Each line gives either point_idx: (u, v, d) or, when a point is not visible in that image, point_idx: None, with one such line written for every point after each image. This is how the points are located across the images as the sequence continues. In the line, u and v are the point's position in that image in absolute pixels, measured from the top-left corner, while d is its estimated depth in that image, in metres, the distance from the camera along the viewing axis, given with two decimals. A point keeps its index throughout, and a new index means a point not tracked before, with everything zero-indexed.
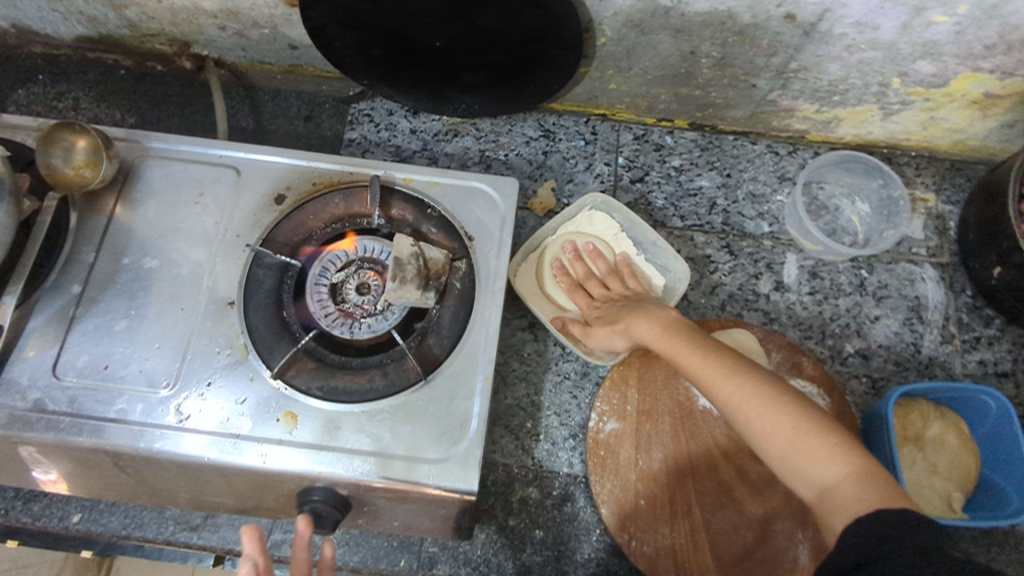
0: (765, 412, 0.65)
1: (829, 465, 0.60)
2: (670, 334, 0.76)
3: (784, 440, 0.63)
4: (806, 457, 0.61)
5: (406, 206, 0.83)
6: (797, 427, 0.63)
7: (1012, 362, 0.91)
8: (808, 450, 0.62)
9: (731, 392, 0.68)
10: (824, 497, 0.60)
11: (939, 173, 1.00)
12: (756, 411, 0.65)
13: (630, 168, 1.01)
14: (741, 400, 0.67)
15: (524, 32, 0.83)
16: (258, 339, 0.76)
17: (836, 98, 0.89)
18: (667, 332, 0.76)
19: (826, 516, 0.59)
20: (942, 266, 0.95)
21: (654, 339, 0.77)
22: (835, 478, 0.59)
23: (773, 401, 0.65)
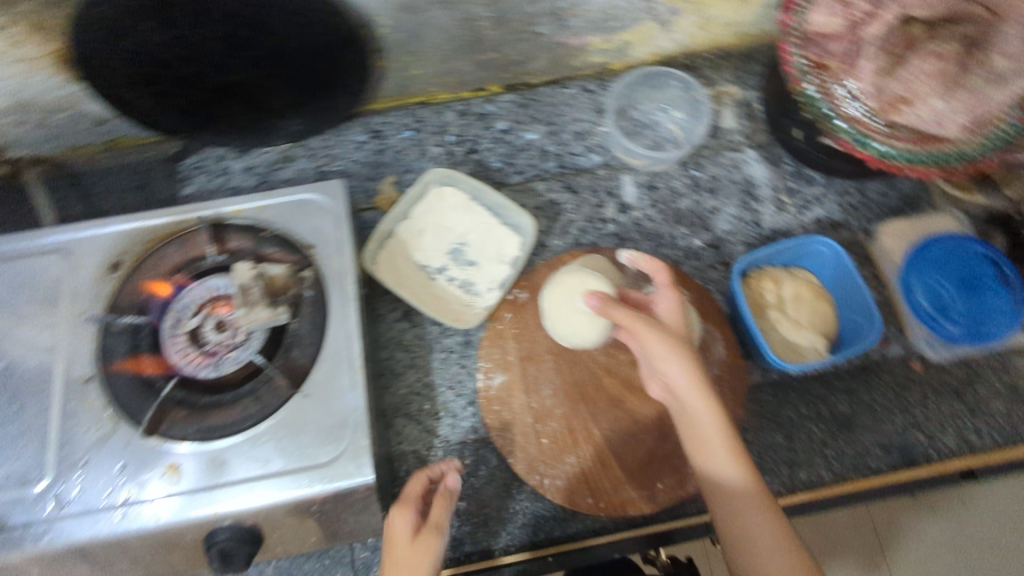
0: (765, 508, 0.67)
1: (763, 525, 0.67)
2: (708, 395, 0.70)
3: (739, 485, 0.68)
4: (747, 507, 0.68)
5: (244, 237, 0.85)
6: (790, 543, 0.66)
7: (841, 212, 0.99)
8: (752, 503, 0.68)
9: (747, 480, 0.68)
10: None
11: (736, 67, 1.08)
12: (722, 452, 0.69)
13: (460, 142, 1.05)
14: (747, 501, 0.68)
15: (312, 36, 0.86)
16: (123, 406, 0.76)
17: (616, 24, 0.97)
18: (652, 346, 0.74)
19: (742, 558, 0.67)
20: (760, 146, 1.03)
21: (689, 414, 0.70)
22: (769, 541, 0.66)
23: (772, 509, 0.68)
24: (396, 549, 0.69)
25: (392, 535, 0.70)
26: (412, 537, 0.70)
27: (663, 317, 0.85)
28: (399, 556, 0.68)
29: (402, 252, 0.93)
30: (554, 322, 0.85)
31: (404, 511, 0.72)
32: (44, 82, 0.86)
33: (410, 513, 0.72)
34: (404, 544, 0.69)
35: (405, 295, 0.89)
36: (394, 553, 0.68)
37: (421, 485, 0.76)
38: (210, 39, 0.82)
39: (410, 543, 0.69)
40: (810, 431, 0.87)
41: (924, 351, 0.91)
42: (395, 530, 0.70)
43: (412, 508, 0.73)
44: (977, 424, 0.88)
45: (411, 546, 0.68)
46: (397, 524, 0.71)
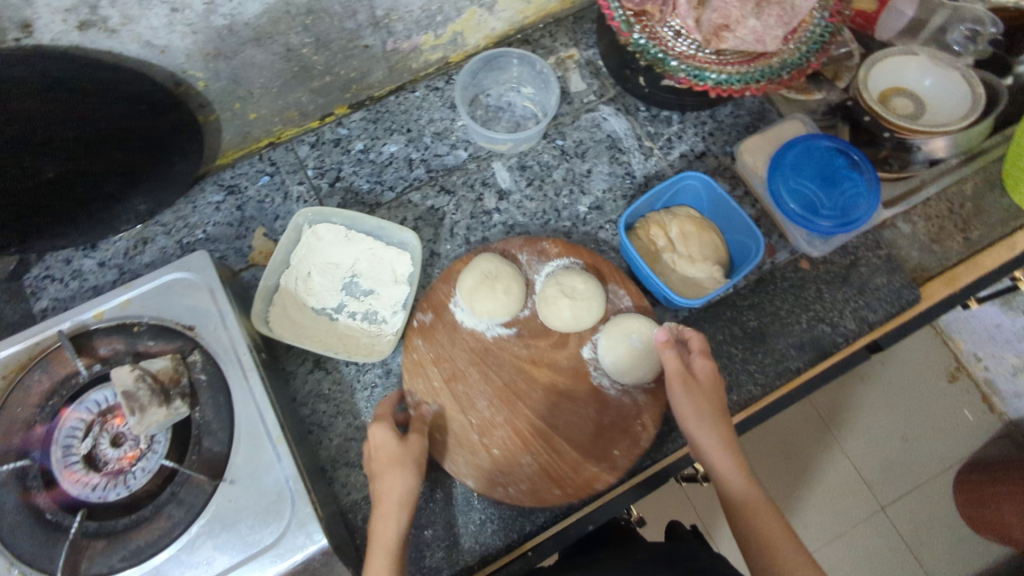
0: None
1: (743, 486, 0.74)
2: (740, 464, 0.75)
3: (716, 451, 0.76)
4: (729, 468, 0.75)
5: (113, 340, 0.78)
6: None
7: (701, 142, 1.03)
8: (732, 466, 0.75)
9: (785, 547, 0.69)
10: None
11: (569, 30, 1.10)
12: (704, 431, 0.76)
13: (322, 174, 1.01)
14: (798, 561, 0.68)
15: (124, 105, 0.80)
16: (31, 560, 0.68)
17: (440, 18, 0.96)
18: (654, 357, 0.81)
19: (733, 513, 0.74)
20: (612, 100, 1.06)
21: (720, 468, 0.75)
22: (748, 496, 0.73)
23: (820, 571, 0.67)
24: (381, 450, 0.77)
25: (376, 441, 0.78)
26: (399, 439, 0.78)
27: (563, 288, 0.85)
28: (393, 451, 0.77)
29: (294, 302, 0.89)
30: (487, 318, 0.86)
31: (387, 420, 0.80)
32: None
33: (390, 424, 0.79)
34: (394, 445, 0.77)
35: (306, 343, 0.86)
36: (384, 455, 0.77)
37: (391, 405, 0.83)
38: (10, 142, 0.74)
39: (401, 444, 0.78)
40: (730, 353, 0.91)
41: (805, 250, 0.97)
42: (381, 436, 0.78)
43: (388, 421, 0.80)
44: (868, 301, 0.95)
45: (402, 446, 0.78)
46: (382, 434, 0.78)
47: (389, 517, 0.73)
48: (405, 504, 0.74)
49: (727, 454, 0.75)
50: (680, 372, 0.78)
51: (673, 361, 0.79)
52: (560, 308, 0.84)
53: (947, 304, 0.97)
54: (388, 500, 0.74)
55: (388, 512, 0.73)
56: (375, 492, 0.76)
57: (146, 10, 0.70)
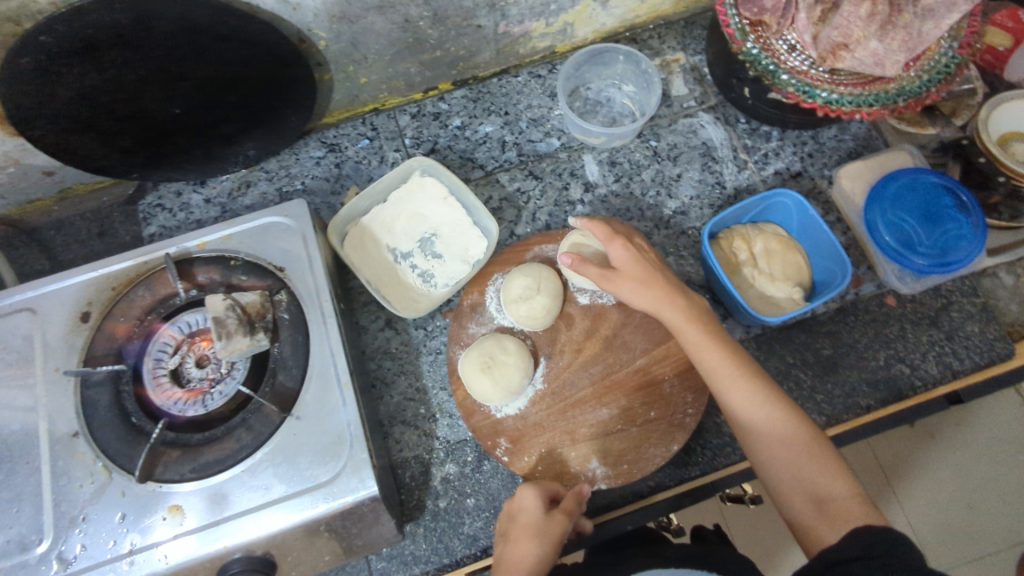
0: (784, 423, 0.69)
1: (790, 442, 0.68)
2: (698, 322, 0.75)
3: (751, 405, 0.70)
4: (767, 426, 0.70)
5: (211, 269, 0.84)
6: (803, 437, 0.68)
7: (799, 162, 1.01)
8: (770, 421, 0.69)
9: (751, 398, 0.71)
10: (808, 487, 0.66)
11: (678, 34, 1.10)
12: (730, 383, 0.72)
13: (418, 144, 1.05)
14: (771, 414, 0.70)
15: (251, 56, 0.85)
16: (114, 456, 0.75)
17: (554, 7, 0.97)
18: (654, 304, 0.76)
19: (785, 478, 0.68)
20: (713, 108, 1.04)
21: (677, 326, 0.75)
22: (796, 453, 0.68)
23: (789, 415, 0.70)
24: (524, 517, 0.73)
25: (521, 510, 0.74)
26: (545, 510, 0.74)
27: (520, 298, 0.84)
28: (533, 521, 0.72)
29: (372, 251, 0.92)
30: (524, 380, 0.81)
31: (537, 486, 0.76)
32: None
33: (538, 490, 0.75)
34: (539, 516, 0.73)
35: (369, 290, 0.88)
36: (523, 524, 0.73)
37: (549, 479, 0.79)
38: (146, 73, 0.81)
39: (545, 517, 0.73)
40: (798, 379, 0.89)
41: (895, 286, 0.93)
42: (524, 503, 0.74)
43: (538, 487, 0.76)
44: (955, 348, 0.91)
45: (545, 519, 0.72)
46: (528, 498, 0.75)
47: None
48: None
49: (680, 312, 0.75)
50: (601, 270, 0.77)
51: (589, 267, 0.77)
52: (535, 310, 0.83)
53: None
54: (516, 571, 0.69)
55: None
56: (503, 555, 0.71)
57: None
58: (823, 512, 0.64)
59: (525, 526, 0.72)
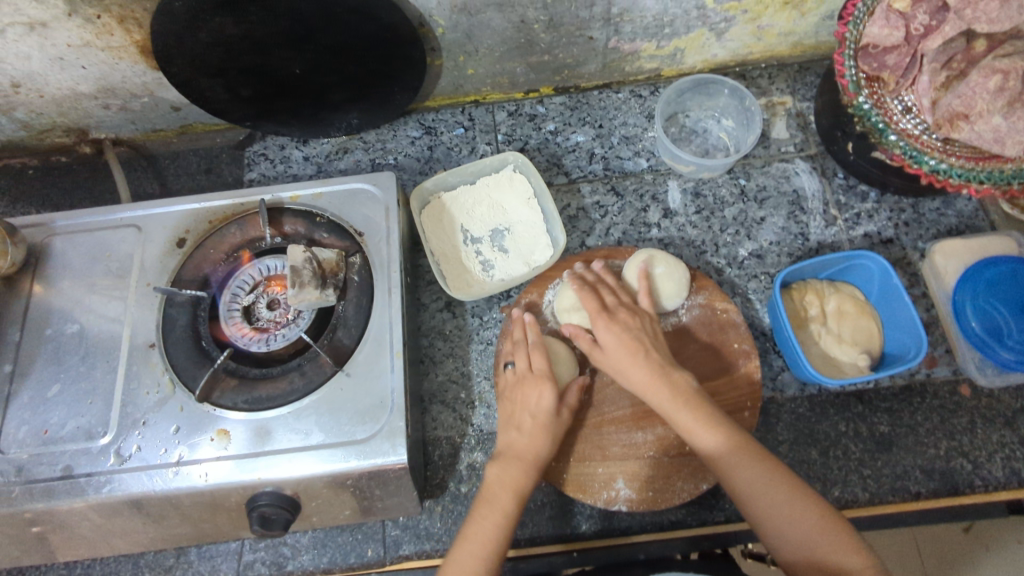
0: (791, 505, 0.67)
1: (801, 523, 0.66)
2: (684, 403, 0.73)
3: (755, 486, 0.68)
4: (777, 509, 0.67)
5: (297, 221, 0.89)
6: (814, 517, 0.66)
7: (893, 228, 0.96)
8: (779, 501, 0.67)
9: (753, 483, 0.68)
10: (824, 571, 0.63)
11: (790, 77, 1.08)
12: (731, 466, 0.70)
13: (510, 142, 1.08)
14: (777, 499, 0.67)
15: (373, 31, 0.90)
16: (181, 373, 0.81)
17: (668, 30, 0.98)
18: (644, 386, 0.75)
19: (803, 563, 0.65)
20: (812, 158, 1.02)
21: (667, 411, 0.74)
22: (808, 534, 0.65)
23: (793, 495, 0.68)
24: (536, 410, 0.76)
25: (534, 406, 0.76)
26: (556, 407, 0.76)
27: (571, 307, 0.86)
28: (548, 418, 0.75)
29: (445, 232, 0.97)
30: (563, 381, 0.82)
31: (548, 382, 0.77)
32: (130, 66, 0.94)
33: (554, 387, 0.76)
34: (552, 413, 0.76)
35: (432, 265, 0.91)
36: (535, 418, 0.75)
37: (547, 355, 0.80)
38: (277, 32, 0.87)
39: (555, 416, 0.76)
40: (847, 448, 0.85)
41: (973, 376, 0.87)
42: (536, 400, 0.76)
43: (550, 381, 0.77)
44: None
45: (555, 419, 0.76)
46: (542, 396, 0.76)
47: (517, 468, 0.73)
48: (537, 467, 0.74)
49: (665, 393, 0.74)
50: (591, 343, 0.81)
51: (582, 339, 0.81)
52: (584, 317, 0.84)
53: None
54: (527, 461, 0.74)
55: (522, 475, 0.73)
56: (508, 441, 0.76)
57: None
58: None
59: (535, 418, 0.76)
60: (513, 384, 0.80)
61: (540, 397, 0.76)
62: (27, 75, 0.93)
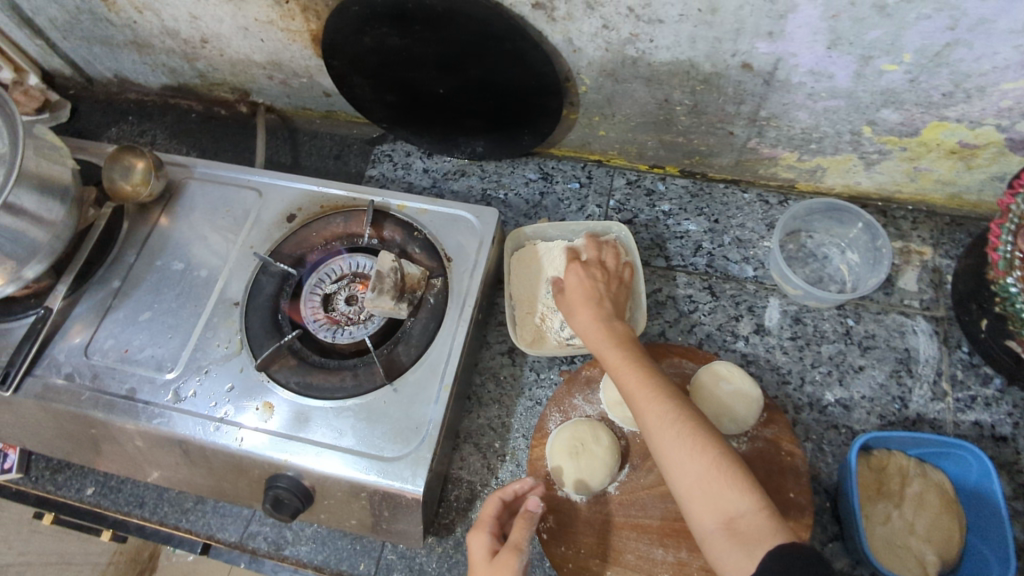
0: (692, 442, 0.69)
1: (700, 458, 0.68)
2: (615, 346, 0.80)
3: (662, 423, 0.71)
4: (680, 447, 0.69)
5: (397, 229, 0.93)
6: (712, 457, 0.68)
7: (1010, 425, 0.85)
8: (684, 443, 0.69)
9: (662, 420, 0.71)
10: (716, 507, 0.65)
11: (936, 227, 0.99)
12: (644, 404, 0.74)
13: (620, 210, 1.07)
14: (679, 435, 0.70)
15: (522, 76, 0.93)
16: (251, 336, 0.85)
17: (813, 146, 0.94)
18: (585, 329, 0.83)
19: (699, 498, 0.66)
20: (937, 320, 0.93)
21: (600, 351, 0.81)
22: (704, 470, 0.67)
23: (698, 434, 0.70)
24: (476, 569, 0.71)
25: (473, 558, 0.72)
26: (491, 554, 0.71)
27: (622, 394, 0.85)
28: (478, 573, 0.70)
29: (531, 280, 0.97)
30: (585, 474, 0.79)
31: (482, 531, 0.74)
32: (301, 49, 1.03)
33: (485, 534, 0.73)
34: (483, 565, 0.70)
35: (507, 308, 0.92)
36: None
37: (493, 503, 0.76)
38: (434, 54, 0.93)
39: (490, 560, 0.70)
40: None
41: None
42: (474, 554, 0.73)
43: (484, 529, 0.74)
44: None
45: (490, 561, 0.70)
46: (475, 545, 0.73)
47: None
48: None
49: (601, 337, 0.81)
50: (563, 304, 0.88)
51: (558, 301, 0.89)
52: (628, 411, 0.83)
53: None
54: None
55: None
56: None
57: (585, 17, 0.82)
58: (734, 534, 0.64)
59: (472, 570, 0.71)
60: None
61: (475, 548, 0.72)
62: (216, 35, 1.04)
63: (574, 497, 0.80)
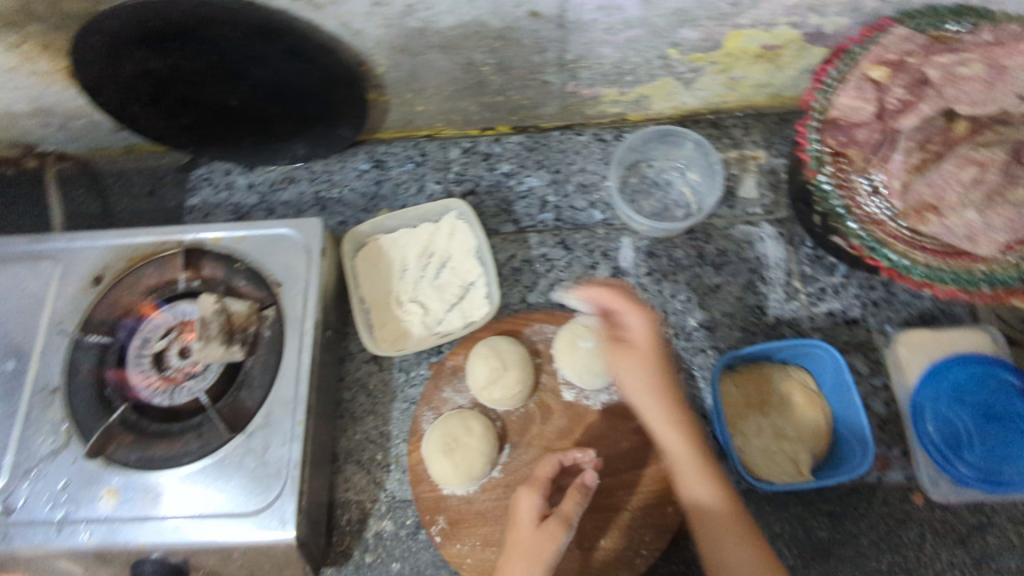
0: (719, 515, 0.67)
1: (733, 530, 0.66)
2: (661, 383, 0.70)
3: (695, 484, 0.68)
4: (707, 517, 0.67)
5: (217, 265, 0.85)
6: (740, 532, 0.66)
7: (859, 307, 0.89)
8: (709, 515, 0.67)
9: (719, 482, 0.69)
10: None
11: (767, 129, 1.00)
12: (672, 443, 0.70)
13: (460, 182, 1.02)
14: (712, 508, 0.67)
15: (312, 74, 0.86)
16: (78, 422, 0.77)
17: (629, 78, 0.91)
18: (631, 377, 0.71)
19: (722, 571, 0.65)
20: (779, 221, 0.94)
21: (629, 389, 0.71)
22: (732, 547, 0.65)
23: (727, 507, 0.67)
24: (519, 529, 0.68)
25: (519, 516, 0.69)
26: (536, 523, 0.68)
27: (484, 371, 0.81)
28: (518, 536, 0.67)
29: (378, 278, 0.92)
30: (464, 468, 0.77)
31: (535, 492, 0.71)
32: (62, 90, 0.90)
33: (540, 499, 0.70)
34: (527, 529, 0.68)
35: (356, 315, 0.87)
36: (518, 533, 0.68)
37: (552, 467, 0.73)
38: (208, 67, 0.83)
39: (535, 528, 0.67)
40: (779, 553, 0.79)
41: (926, 486, 0.81)
42: (522, 513, 0.69)
43: (540, 491, 0.71)
44: None
45: (533, 533, 0.67)
46: (525, 502, 0.70)
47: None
48: None
49: (636, 379, 0.70)
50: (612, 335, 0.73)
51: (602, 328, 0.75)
52: (492, 390, 0.80)
53: None
54: None
55: None
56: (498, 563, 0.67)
57: None
58: None
59: (516, 535, 0.68)
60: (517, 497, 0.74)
61: (527, 513, 0.69)
62: None
63: (462, 492, 0.78)
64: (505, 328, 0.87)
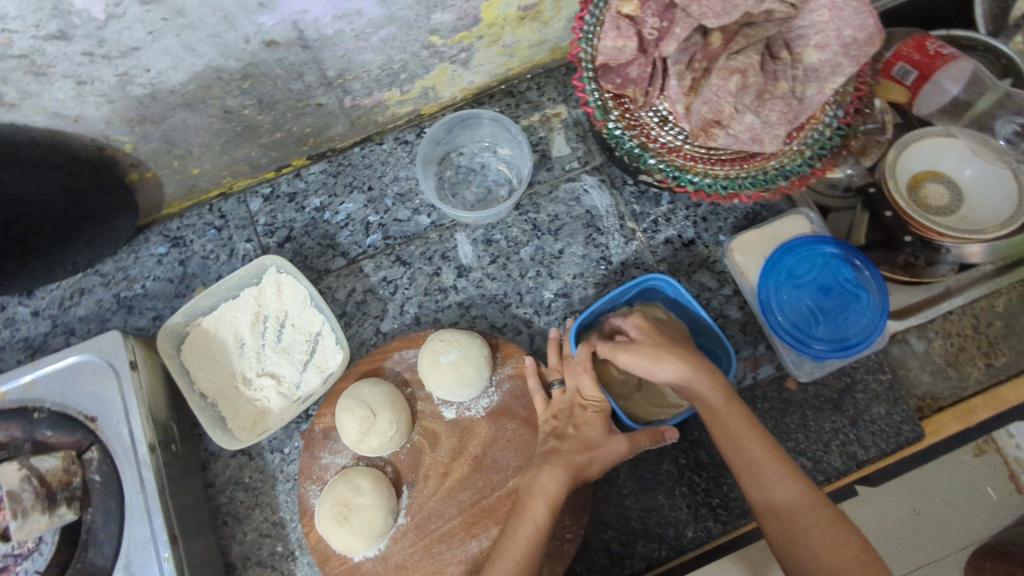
0: (741, 437, 0.66)
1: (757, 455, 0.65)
2: (674, 345, 0.70)
3: (717, 417, 0.68)
4: (733, 446, 0.67)
5: (9, 426, 0.72)
6: (764, 456, 0.65)
7: (691, 228, 0.92)
8: (733, 443, 0.67)
9: (744, 418, 0.67)
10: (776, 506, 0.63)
11: (559, 83, 0.99)
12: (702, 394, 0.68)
13: (273, 232, 0.94)
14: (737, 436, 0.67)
15: (47, 182, 0.74)
16: None
17: (404, 75, 0.86)
18: (641, 349, 0.70)
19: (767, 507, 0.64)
20: (598, 169, 0.94)
21: (643, 368, 0.69)
22: (761, 471, 0.65)
23: (746, 431, 0.67)
24: (583, 430, 0.73)
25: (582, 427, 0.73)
26: (606, 435, 0.72)
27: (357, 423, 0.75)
28: (590, 436, 0.72)
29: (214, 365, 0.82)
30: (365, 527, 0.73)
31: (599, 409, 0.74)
32: None
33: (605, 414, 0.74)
34: (598, 433, 0.72)
35: (200, 416, 0.77)
36: (579, 435, 0.72)
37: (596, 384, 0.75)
38: None
39: (607, 438, 0.72)
40: (688, 480, 0.82)
41: (791, 370, 0.86)
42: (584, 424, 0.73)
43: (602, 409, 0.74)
44: (859, 435, 0.85)
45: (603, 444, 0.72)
46: (590, 424, 0.73)
47: (553, 476, 0.69)
48: (569, 480, 0.69)
49: (648, 346, 0.70)
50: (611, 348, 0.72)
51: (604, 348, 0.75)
52: (369, 441, 0.76)
53: (955, 442, 0.86)
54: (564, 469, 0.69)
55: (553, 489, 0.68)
56: (550, 450, 0.72)
57: (47, 85, 0.64)
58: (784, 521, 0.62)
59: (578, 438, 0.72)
60: (566, 405, 0.76)
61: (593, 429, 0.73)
62: None
63: (373, 552, 0.75)
64: (365, 370, 0.82)
